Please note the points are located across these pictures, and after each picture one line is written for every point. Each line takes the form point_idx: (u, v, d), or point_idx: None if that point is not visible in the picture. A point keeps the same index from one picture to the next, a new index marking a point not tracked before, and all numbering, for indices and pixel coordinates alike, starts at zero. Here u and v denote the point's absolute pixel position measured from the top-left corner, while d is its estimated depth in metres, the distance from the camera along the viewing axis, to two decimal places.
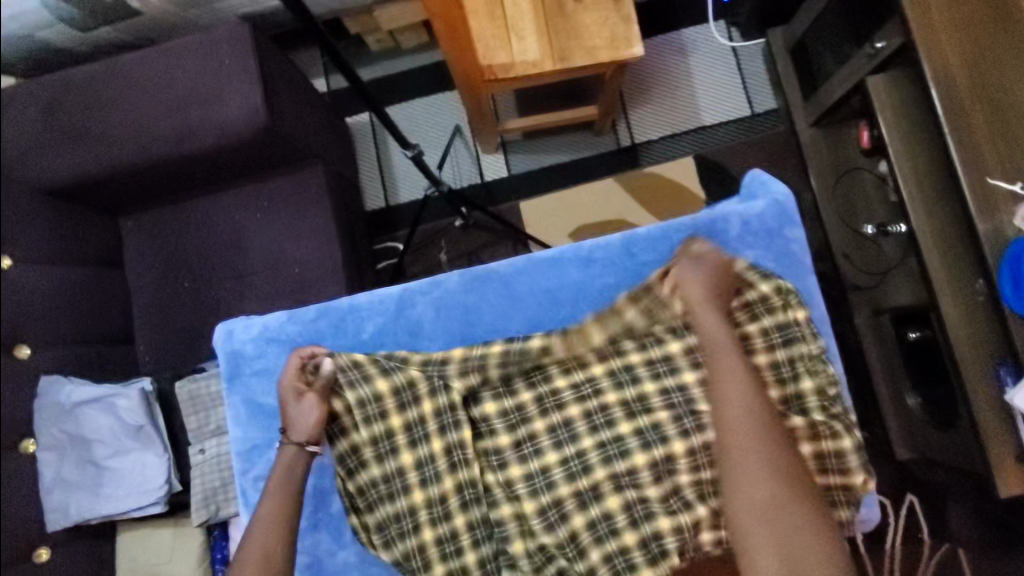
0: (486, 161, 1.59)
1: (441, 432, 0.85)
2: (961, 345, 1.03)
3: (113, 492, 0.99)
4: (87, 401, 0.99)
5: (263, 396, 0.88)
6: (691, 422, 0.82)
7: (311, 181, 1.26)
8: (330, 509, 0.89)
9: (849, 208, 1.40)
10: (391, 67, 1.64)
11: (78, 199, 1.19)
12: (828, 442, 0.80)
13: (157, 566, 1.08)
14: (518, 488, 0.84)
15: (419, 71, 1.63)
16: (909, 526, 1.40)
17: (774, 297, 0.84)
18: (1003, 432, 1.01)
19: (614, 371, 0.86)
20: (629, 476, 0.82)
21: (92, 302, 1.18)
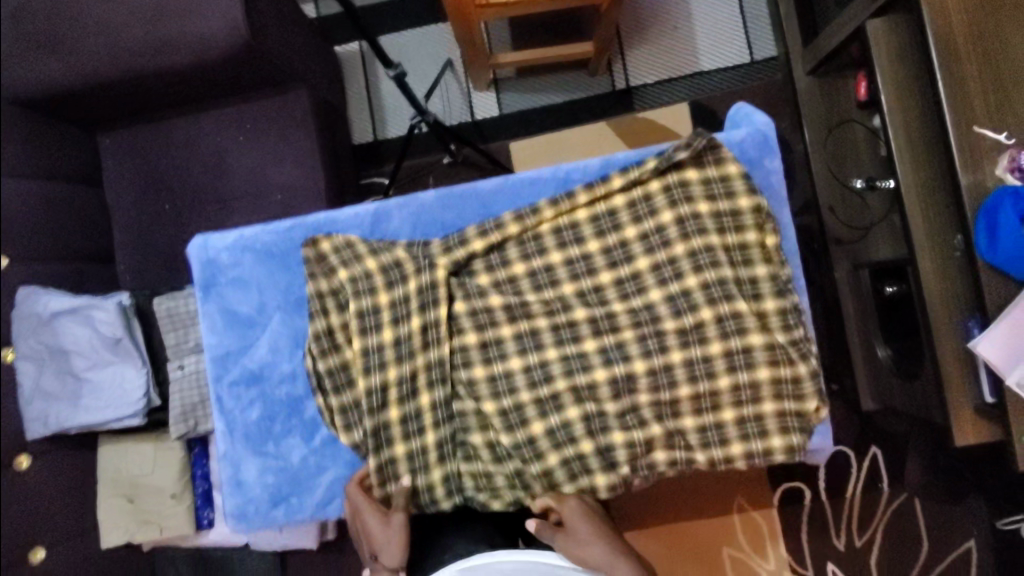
0: (478, 99, 1.56)
1: (420, 310, 0.76)
2: (933, 297, 1.05)
3: (92, 403, 1.00)
4: (64, 313, 1.00)
5: (240, 304, 0.81)
6: (654, 343, 0.73)
7: (295, 106, 1.23)
8: (303, 415, 0.80)
9: (838, 161, 1.38)
10: None
11: (53, 112, 1.16)
12: (785, 369, 0.72)
13: (139, 478, 1.12)
14: (480, 390, 0.76)
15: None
16: (870, 475, 1.45)
17: (751, 216, 0.74)
18: (965, 381, 1.04)
19: (580, 275, 0.75)
20: (588, 388, 0.74)
21: (70, 219, 1.17)
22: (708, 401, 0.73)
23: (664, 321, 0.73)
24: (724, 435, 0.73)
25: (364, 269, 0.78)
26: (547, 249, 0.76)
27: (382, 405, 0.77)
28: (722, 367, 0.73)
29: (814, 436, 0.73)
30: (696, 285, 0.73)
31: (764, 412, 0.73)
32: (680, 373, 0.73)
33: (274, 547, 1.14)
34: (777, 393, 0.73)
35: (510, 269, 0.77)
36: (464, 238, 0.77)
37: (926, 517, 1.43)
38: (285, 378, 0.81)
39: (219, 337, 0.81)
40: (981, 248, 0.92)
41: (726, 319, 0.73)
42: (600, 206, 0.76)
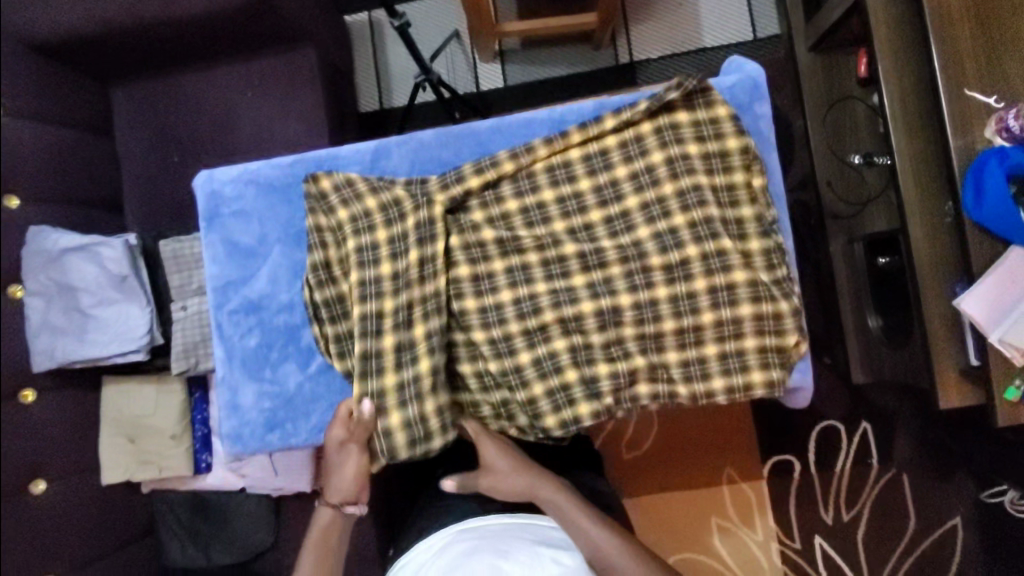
0: (484, 70, 1.58)
1: (418, 244, 0.77)
2: (923, 261, 1.06)
3: (96, 338, 1.03)
4: (72, 249, 1.03)
5: (242, 236, 0.84)
6: (640, 279, 0.76)
7: (303, 64, 1.26)
8: (300, 343, 0.83)
9: (837, 137, 1.40)
10: None
11: (69, 62, 1.19)
12: (766, 306, 0.75)
13: (140, 419, 1.14)
14: (472, 320, 0.77)
15: None
16: (860, 450, 1.47)
17: (739, 157, 0.76)
18: (952, 345, 1.05)
19: (571, 213, 0.78)
20: (575, 321, 0.76)
21: (81, 166, 1.20)
22: (691, 336, 0.75)
23: (651, 258, 0.76)
24: (706, 369, 0.76)
25: (363, 208, 0.79)
26: (541, 187, 0.78)
27: (378, 335, 0.78)
28: (705, 303, 0.75)
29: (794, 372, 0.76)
30: (684, 223, 0.75)
31: (746, 348, 0.75)
32: (665, 308, 0.75)
33: (269, 489, 1.17)
34: (759, 330, 0.75)
35: (504, 206, 0.78)
36: (461, 174, 0.78)
37: (914, 493, 1.45)
38: (283, 308, 0.83)
39: (221, 266, 0.84)
40: (968, 206, 0.94)
41: (711, 257, 0.75)
42: (592, 146, 0.78)
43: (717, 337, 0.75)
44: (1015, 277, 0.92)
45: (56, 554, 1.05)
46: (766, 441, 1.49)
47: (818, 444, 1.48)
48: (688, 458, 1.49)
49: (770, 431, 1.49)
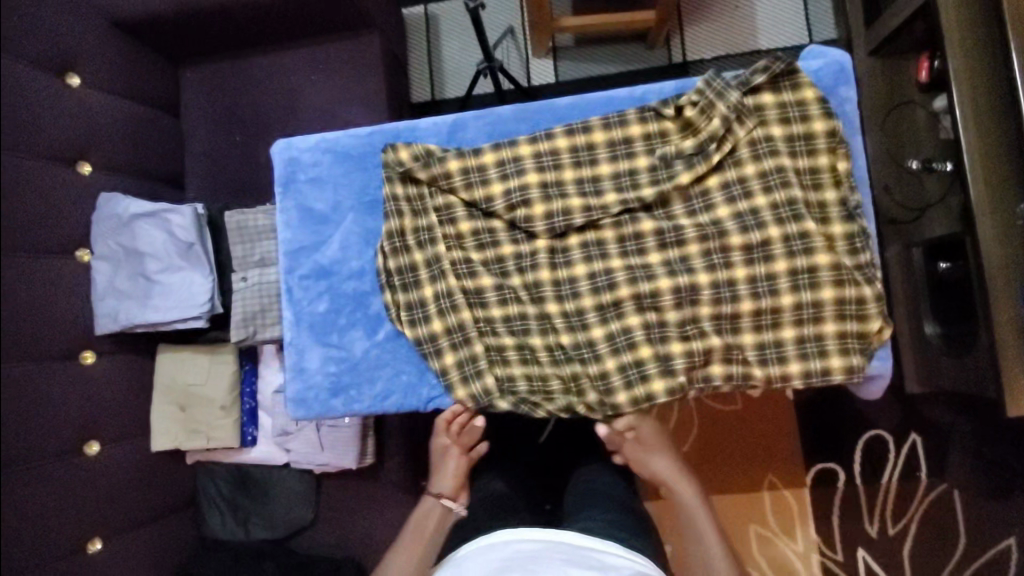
0: (536, 65, 1.59)
1: (509, 209, 0.79)
2: (992, 265, 1.04)
3: (159, 303, 1.05)
4: (143, 216, 1.05)
5: (316, 202, 0.85)
6: (718, 258, 0.75)
7: (367, 49, 1.27)
8: (369, 309, 0.84)
9: (896, 143, 1.38)
10: None
11: (143, 39, 1.22)
12: (849, 290, 0.73)
13: (192, 387, 1.16)
14: (544, 290, 0.79)
15: None
16: (910, 465, 1.43)
17: (825, 139, 0.75)
18: (1021, 352, 1.03)
19: (660, 181, 0.77)
20: (651, 298, 0.76)
21: (149, 139, 1.23)
22: (769, 319, 0.75)
23: (730, 237, 0.75)
24: (782, 352, 0.75)
25: (443, 170, 0.80)
26: (636, 154, 0.78)
27: (453, 307, 0.80)
28: (785, 286, 0.74)
29: (874, 359, 0.75)
30: (765, 204, 0.75)
31: (825, 332, 0.74)
32: (743, 289, 0.74)
33: (313, 465, 1.17)
34: (840, 314, 0.74)
35: (596, 169, 0.78)
36: (545, 143, 0.79)
37: (966, 511, 1.41)
38: (353, 275, 0.84)
39: (295, 231, 0.85)
40: None
41: (793, 239, 0.74)
42: (673, 124, 0.78)
43: (796, 319, 0.74)
44: None
45: (106, 515, 1.06)
46: (811, 448, 1.45)
47: (864, 455, 1.44)
48: (721, 463, 1.47)
49: (815, 439, 1.46)
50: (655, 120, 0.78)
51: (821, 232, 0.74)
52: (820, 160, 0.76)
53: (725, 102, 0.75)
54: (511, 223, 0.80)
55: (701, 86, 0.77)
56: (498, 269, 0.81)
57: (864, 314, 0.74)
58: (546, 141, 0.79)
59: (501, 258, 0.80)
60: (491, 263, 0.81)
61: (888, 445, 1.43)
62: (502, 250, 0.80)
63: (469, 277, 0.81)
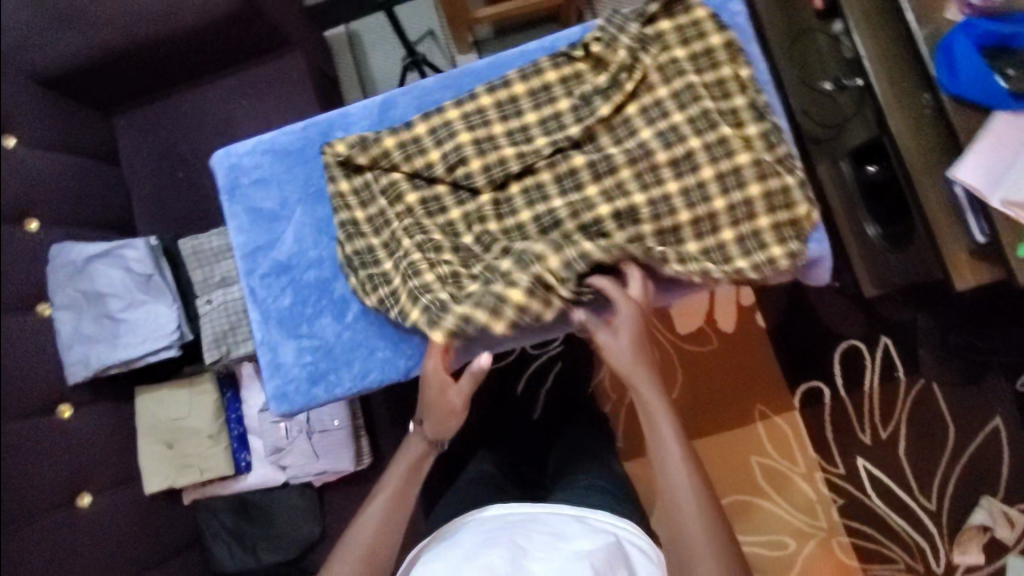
0: (461, 61, 1.65)
1: (449, 171, 0.82)
2: (911, 154, 1.10)
3: (127, 340, 1.04)
4: (96, 257, 1.05)
5: (264, 202, 0.88)
6: (650, 177, 0.79)
7: (292, 65, 1.30)
8: (334, 294, 0.85)
9: (806, 70, 1.47)
10: None
11: (71, 92, 1.23)
12: (773, 181, 0.78)
13: (176, 422, 1.15)
14: (498, 239, 0.81)
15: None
16: (886, 367, 1.48)
17: (724, 51, 0.81)
18: (956, 228, 1.09)
19: (583, 118, 0.81)
20: (596, 226, 0.79)
21: (92, 189, 1.23)
22: (707, 226, 0.79)
23: (657, 155, 0.79)
24: (726, 253, 0.78)
25: (381, 149, 0.82)
26: (556, 99, 0.82)
27: (413, 273, 0.80)
28: (716, 190, 0.78)
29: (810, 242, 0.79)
30: (683, 119, 0.79)
31: (760, 226, 0.78)
32: (678, 201, 0.78)
33: (311, 475, 1.16)
34: (770, 207, 0.78)
35: (523, 118, 0.82)
36: (474, 102, 0.82)
37: (948, 400, 1.47)
38: (312, 263, 0.86)
39: (248, 233, 0.87)
40: (943, 81, 0.97)
41: (715, 146, 0.78)
42: (582, 64, 0.83)
43: (731, 220, 0.78)
44: (1003, 136, 0.96)
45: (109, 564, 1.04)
46: (792, 372, 1.50)
47: (843, 368, 1.49)
48: (709, 405, 1.50)
49: (794, 362, 1.50)
50: (567, 64, 0.83)
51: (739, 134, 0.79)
52: (723, 70, 0.81)
53: (627, 35, 0.80)
54: (454, 185, 0.82)
55: (603, 26, 0.82)
56: (450, 232, 0.82)
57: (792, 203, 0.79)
58: (472, 102, 0.83)
59: (451, 221, 0.82)
60: (443, 229, 0.83)
61: (863, 353, 1.49)
62: (450, 213, 0.83)
63: (422, 240, 0.81)
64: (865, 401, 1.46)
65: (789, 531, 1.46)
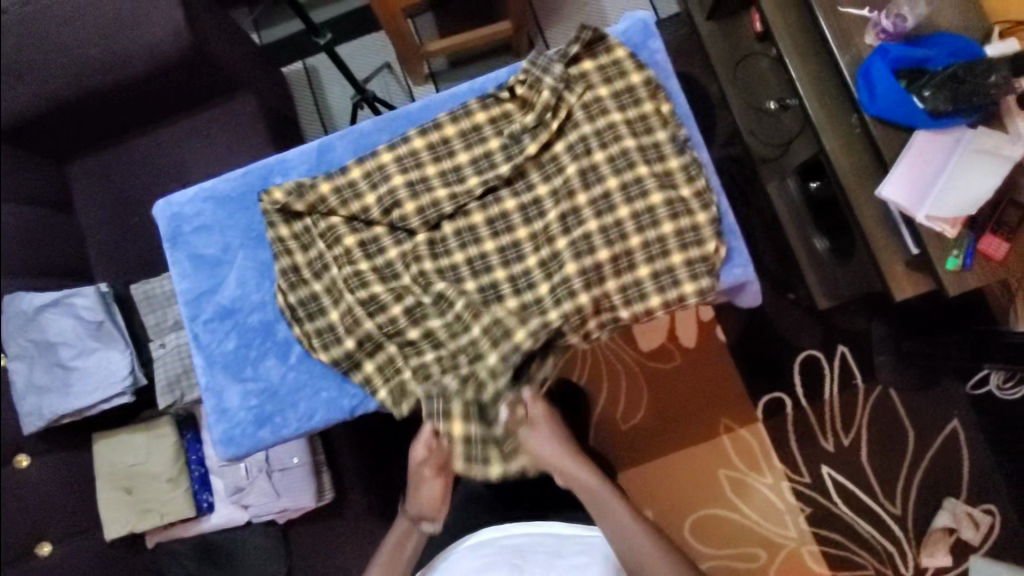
0: (418, 91, 1.68)
1: (385, 214, 0.83)
2: (845, 173, 1.15)
3: (81, 388, 1.05)
4: (47, 306, 1.05)
5: (205, 248, 0.89)
6: (571, 220, 0.82)
7: (244, 108, 1.33)
8: (277, 337, 0.86)
9: (750, 90, 1.51)
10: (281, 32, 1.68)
11: (23, 143, 1.25)
12: (684, 221, 0.81)
13: (136, 467, 1.14)
14: (434, 281, 0.83)
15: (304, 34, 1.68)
16: (844, 375, 1.51)
17: (644, 88, 0.84)
18: (890, 242, 1.13)
19: (513, 157, 0.84)
20: (524, 278, 0.84)
21: (47, 237, 1.24)
22: (625, 261, 0.81)
23: (578, 196, 0.82)
24: (642, 290, 0.81)
25: (318, 195, 0.84)
26: (487, 138, 0.84)
27: (356, 322, 0.82)
28: (631, 228, 0.81)
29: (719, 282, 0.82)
30: (603, 158, 0.82)
31: (673, 263, 0.81)
32: (598, 240, 0.81)
33: (273, 513, 1.16)
34: (681, 244, 0.81)
35: (455, 159, 0.84)
36: (408, 142, 0.84)
37: (906, 405, 1.50)
38: (255, 307, 0.87)
39: (191, 279, 0.88)
40: (865, 103, 1.01)
41: (632, 185, 0.82)
42: (508, 104, 0.85)
43: (657, 253, 0.81)
44: (924, 154, 1.00)
45: None
46: (754, 384, 1.52)
47: (803, 377, 1.51)
48: (673, 422, 1.52)
49: (755, 375, 1.53)
50: (495, 104, 0.85)
51: (658, 169, 0.82)
52: (643, 108, 0.85)
53: (551, 75, 0.83)
54: (391, 226, 0.84)
55: (528, 67, 0.85)
56: (388, 273, 0.84)
57: (701, 240, 0.82)
58: (404, 145, 0.85)
59: (390, 262, 0.84)
60: (382, 270, 0.84)
61: (822, 362, 1.52)
62: (388, 254, 0.84)
63: (362, 288, 0.83)
64: (826, 410, 1.49)
65: (760, 542, 1.48)
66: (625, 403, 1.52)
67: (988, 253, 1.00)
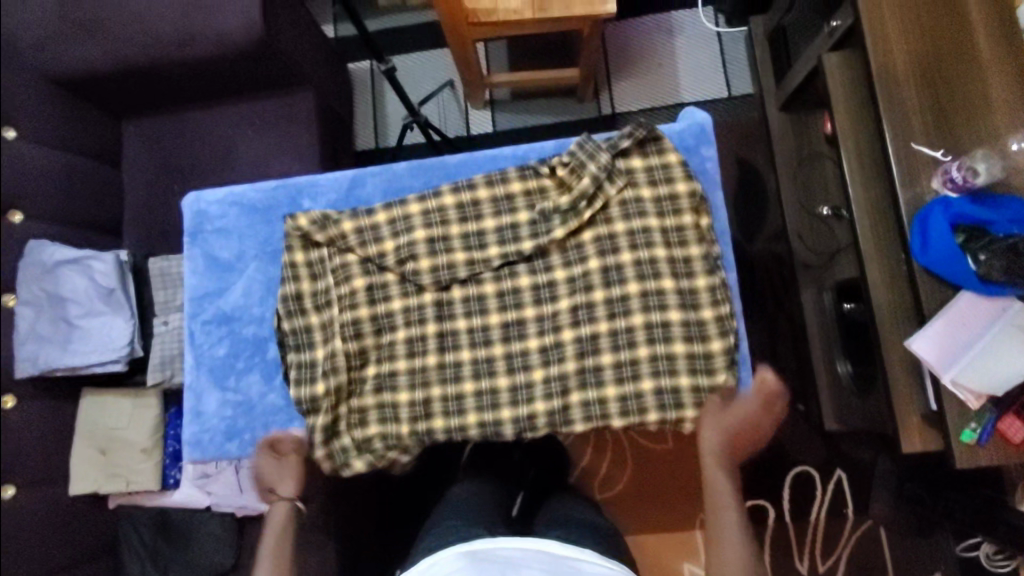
0: (475, 116, 1.68)
1: (398, 263, 0.83)
2: (879, 308, 1.11)
3: (79, 347, 1.08)
4: (66, 262, 1.10)
5: (222, 251, 0.90)
6: (584, 314, 0.81)
7: (303, 105, 1.36)
8: (267, 356, 0.87)
9: (807, 192, 1.50)
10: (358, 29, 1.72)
11: (87, 96, 1.30)
12: (698, 346, 0.80)
13: (114, 430, 1.17)
14: (428, 343, 0.83)
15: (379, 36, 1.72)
16: (834, 500, 1.45)
17: (687, 200, 0.82)
18: (911, 390, 1.09)
19: (539, 234, 0.82)
20: (521, 358, 0.82)
21: (86, 189, 1.29)
22: (629, 370, 0.80)
23: (594, 292, 0.81)
24: (642, 403, 0.79)
25: (339, 230, 0.84)
26: (517, 210, 0.84)
27: (342, 365, 0.82)
28: (642, 338, 0.80)
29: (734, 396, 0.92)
30: (630, 260, 0.81)
31: (680, 384, 0.79)
32: (605, 342, 0.81)
33: (231, 507, 1.19)
34: (691, 368, 0.79)
35: (481, 224, 0.84)
36: (438, 193, 0.85)
37: (893, 548, 1.43)
38: (254, 321, 0.88)
39: (200, 278, 0.89)
40: (915, 251, 0.98)
41: (650, 294, 0.80)
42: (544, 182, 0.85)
43: (664, 369, 0.79)
44: (967, 317, 0.95)
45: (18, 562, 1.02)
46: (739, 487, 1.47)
47: (792, 493, 1.45)
48: (660, 500, 1.48)
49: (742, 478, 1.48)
50: (534, 177, 0.85)
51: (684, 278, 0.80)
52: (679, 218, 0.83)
53: (595, 163, 0.82)
54: (402, 276, 0.84)
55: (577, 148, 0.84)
56: (386, 323, 0.84)
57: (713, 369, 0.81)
58: (434, 200, 0.85)
59: (390, 311, 0.84)
60: (381, 318, 0.84)
61: (815, 481, 1.46)
62: (392, 303, 0.84)
63: (355, 338, 0.83)
64: (809, 531, 1.42)
65: None
66: (604, 472, 1.50)
67: (1006, 434, 0.95)
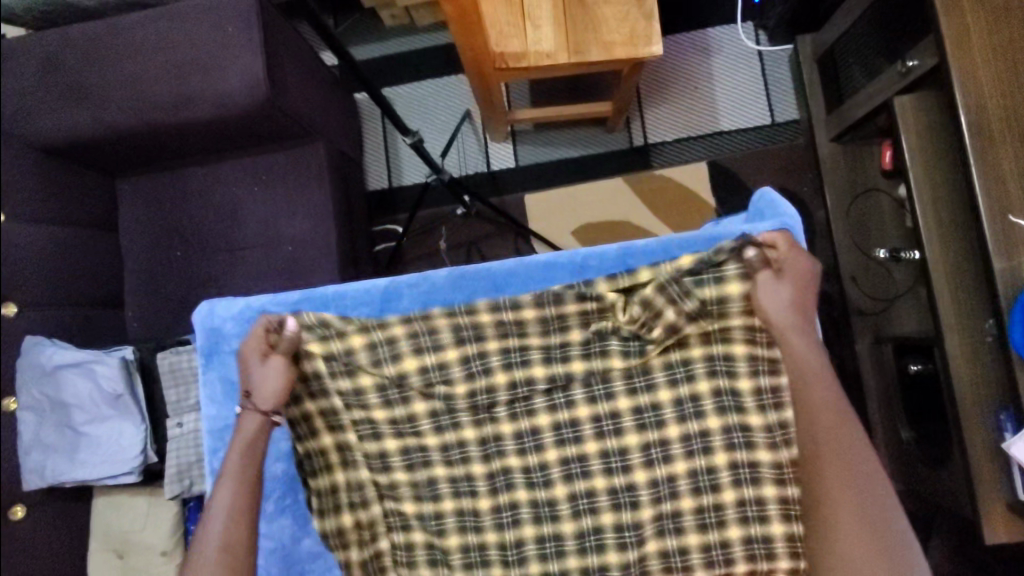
0: (495, 149, 1.54)
1: (431, 397, 0.87)
2: (961, 385, 1.01)
3: (88, 458, 0.99)
4: (69, 364, 1.00)
5: (240, 375, 0.88)
6: (658, 454, 0.86)
7: (312, 158, 1.23)
8: (299, 496, 0.91)
9: (861, 230, 1.36)
10: (366, 52, 1.58)
11: (78, 160, 1.18)
12: (790, 490, 0.83)
13: (130, 533, 1.07)
14: (478, 484, 0.88)
15: (388, 61, 1.58)
16: None
17: (742, 331, 0.83)
18: (997, 477, 0.99)
19: (590, 355, 0.86)
20: (587, 499, 0.86)
21: (81, 263, 1.17)
22: (713, 516, 0.84)
23: (669, 428, 0.86)
24: (728, 555, 0.84)
25: (344, 346, 0.83)
26: (570, 330, 0.85)
27: (398, 499, 0.88)
28: (726, 479, 0.84)
29: None
30: (709, 392, 0.85)
31: (771, 532, 0.83)
32: (682, 484, 0.85)
33: None
34: (760, 513, 0.83)
35: (525, 341, 0.85)
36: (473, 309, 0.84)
37: None
38: (281, 457, 0.91)
39: (219, 408, 0.88)
40: (1013, 336, 0.88)
41: (734, 432, 0.85)
42: (591, 304, 0.84)
43: (753, 517, 0.83)
44: None
45: None
46: None
47: None
48: None
49: None
50: (592, 296, 0.83)
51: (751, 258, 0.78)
52: (733, 346, 0.84)
53: (675, 309, 0.81)
54: (434, 412, 0.87)
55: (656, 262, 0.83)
56: (418, 457, 0.88)
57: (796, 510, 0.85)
58: (466, 312, 0.84)
59: (423, 447, 0.87)
60: (414, 451, 0.88)
61: None
62: (425, 440, 0.87)
63: (384, 472, 0.88)
64: None
65: None
66: None
67: None
